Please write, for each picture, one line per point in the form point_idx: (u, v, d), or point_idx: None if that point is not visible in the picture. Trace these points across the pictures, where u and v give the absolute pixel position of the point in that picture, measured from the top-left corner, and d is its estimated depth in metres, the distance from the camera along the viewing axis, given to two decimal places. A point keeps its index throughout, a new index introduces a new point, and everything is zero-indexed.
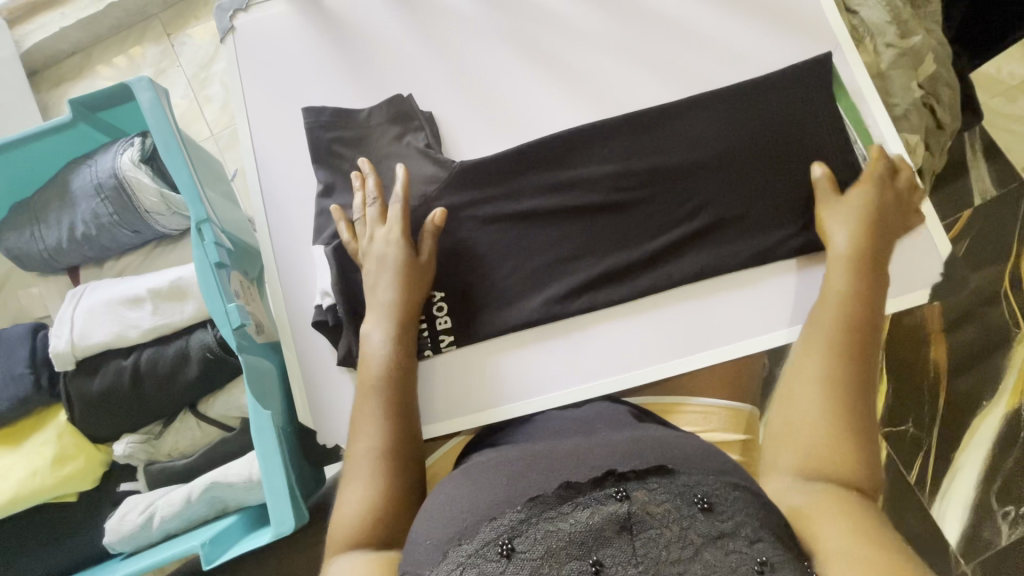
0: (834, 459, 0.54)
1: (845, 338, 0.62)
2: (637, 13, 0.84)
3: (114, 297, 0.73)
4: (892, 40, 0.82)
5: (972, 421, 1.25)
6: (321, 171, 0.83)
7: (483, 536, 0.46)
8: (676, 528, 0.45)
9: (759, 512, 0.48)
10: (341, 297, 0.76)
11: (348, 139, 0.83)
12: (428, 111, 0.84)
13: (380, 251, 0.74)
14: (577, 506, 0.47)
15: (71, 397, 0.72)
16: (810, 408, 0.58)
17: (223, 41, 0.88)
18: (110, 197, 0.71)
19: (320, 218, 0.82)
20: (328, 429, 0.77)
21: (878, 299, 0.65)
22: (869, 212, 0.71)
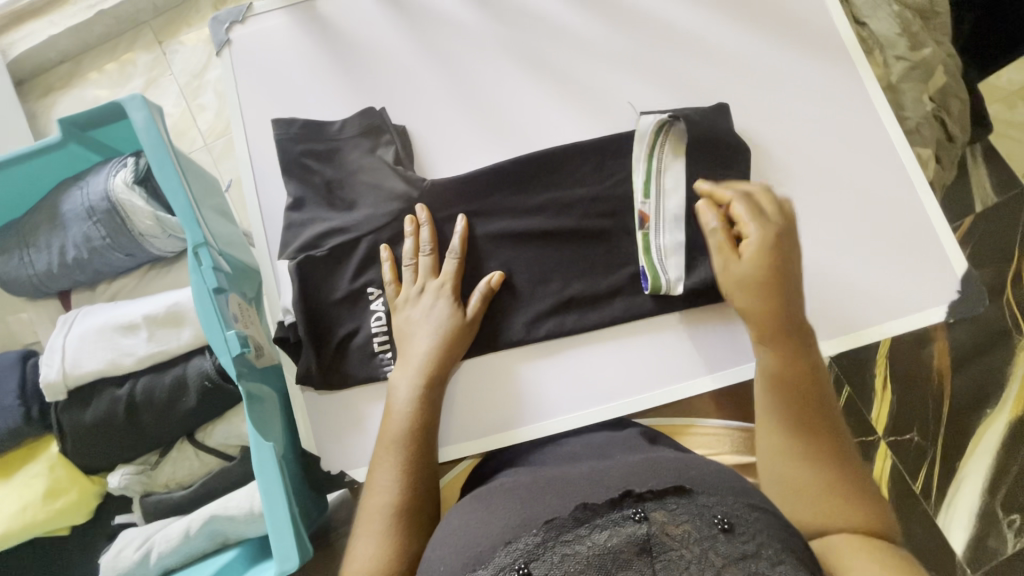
0: (839, 507, 0.55)
1: (789, 397, 0.62)
2: (644, 24, 0.83)
3: (107, 323, 0.70)
4: (903, 52, 0.82)
5: (976, 430, 1.25)
6: (290, 185, 0.79)
7: (499, 561, 0.45)
8: (696, 549, 0.44)
9: (777, 532, 0.48)
10: (303, 317, 0.74)
11: (319, 153, 0.80)
12: (400, 125, 0.82)
13: (426, 305, 0.72)
14: (595, 528, 0.47)
15: (63, 429, 0.70)
16: (799, 479, 0.58)
17: (220, 54, 0.86)
18: (102, 221, 0.69)
19: (286, 233, 0.78)
20: (330, 454, 0.75)
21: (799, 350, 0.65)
22: (773, 256, 0.67)
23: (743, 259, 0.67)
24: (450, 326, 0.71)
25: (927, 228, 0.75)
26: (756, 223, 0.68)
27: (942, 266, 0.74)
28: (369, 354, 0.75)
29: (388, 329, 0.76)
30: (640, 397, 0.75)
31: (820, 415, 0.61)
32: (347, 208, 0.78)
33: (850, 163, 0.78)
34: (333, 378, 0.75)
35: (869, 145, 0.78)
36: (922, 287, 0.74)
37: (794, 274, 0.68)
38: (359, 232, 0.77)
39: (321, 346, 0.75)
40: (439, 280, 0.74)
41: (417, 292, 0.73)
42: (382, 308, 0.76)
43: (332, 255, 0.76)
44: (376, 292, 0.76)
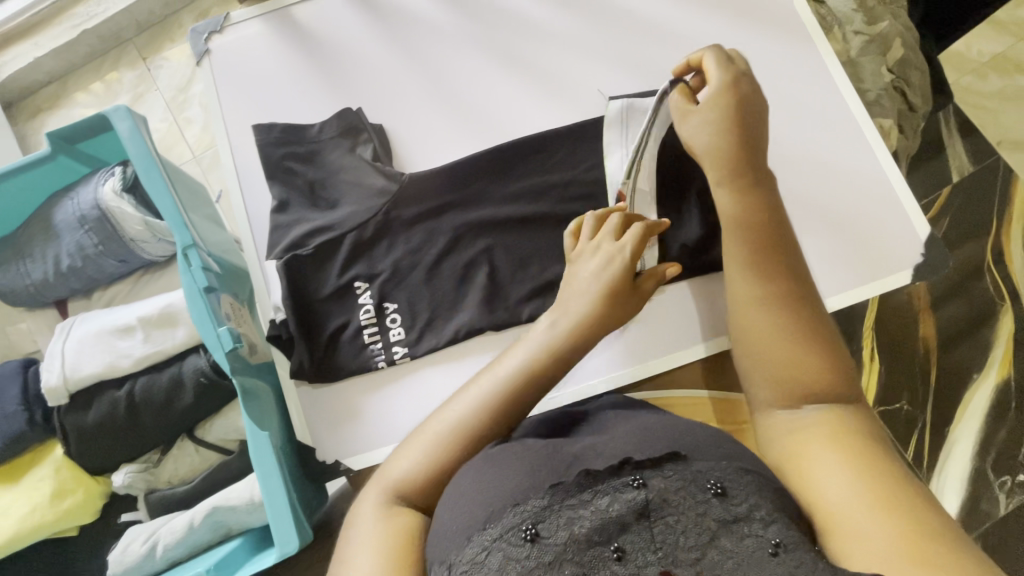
0: (814, 383, 0.56)
1: (756, 243, 0.63)
2: (609, 14, 0.86)
3: (104, 327, 0.73)
4: (859, 27, 0.85)
5: (963, 395, 1.27)
6: (275, 187, 0.82)
7: (507, 522, 0.47)
8: (692, 515, 0.47)
9: (773, 497, 0.49)
10: (294, 313, 0.77)
11: (300, 155, 0.83)
12: (378, 123, 0.84)
13: (601, 262, 0.67)
14: (598, 493, 0.48)
15: (66, 431, 0.72)
16: (767, 333, 0.60)
17: (200, 64, 0.88)
18: (93, 228, 0.71)
19: (273, 234, 0.80)
20: (327, 445, 0.77)
21: (770, 198, 0.65)
22: (733, 105, 0.66)
23: (700, 105, 0.67)
24: (614, 279, 0.65)
25: (890, 195, 0.78)
26: (717, 74, 0.67)
27: (907, 230, 0.77)
28: (359, 346, 0.78)
29: (376, 321, 0.78)
30: (629, 370, 0.79)
31: (785, 260, 0.63)
32: (330, 207, 0.81)
33: (814, 137, 0.81)
34: (325, 370, 0.77)
35: (830, 118, 0.81)
36: (888, 253, 0.77)
37: (756, 121, 0.66)
38: (344, 228, 0.79)
39: (312, 341, 0.77)
40: (619, 244, 0.67)
41: (594, 247, 0.69)
42: (370, 301, 0.79)
43: (319, 253, 0.79)
44: (363, 286, 0.79)
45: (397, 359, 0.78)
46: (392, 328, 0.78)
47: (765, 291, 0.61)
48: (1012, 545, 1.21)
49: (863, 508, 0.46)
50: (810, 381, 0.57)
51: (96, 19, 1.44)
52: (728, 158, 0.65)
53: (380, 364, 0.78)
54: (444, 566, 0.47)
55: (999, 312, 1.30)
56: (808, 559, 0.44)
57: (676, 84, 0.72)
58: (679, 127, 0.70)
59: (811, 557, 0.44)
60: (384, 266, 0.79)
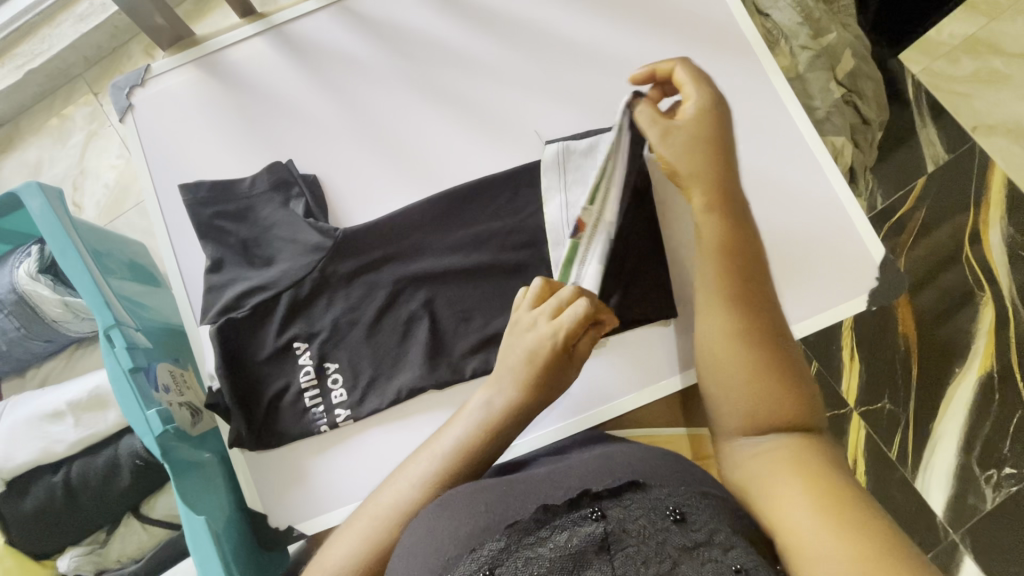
0: (779, 410, 0.56)
1: (729, 265, 0.61)
2: (545, 42, 0.82)
3: (34, 413, 0.71)
4: (806, 41, 0.81)
5: (945, 392, 1.25)
6: (207, 247, 0.79)
7: (463, 569, 0.45)
8: (652, 543, 0.46)
9: (729, 519, 0.50)
10: (229, 383, 0.74)
11: (229, 213, 0.79)
12: (310, 174, 0.81)
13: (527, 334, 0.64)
14: (556, 529, 0.48)
15: (6, 520, 0.70)
16: (735, 363, 0.58)
17: (124, 121, 0.85)
18: (13, 312, 0.69)
19: (208, 297, 0.78)
20: (279, 510, 0.76)
21: (740, 219, 0.64)
22: (710, 123, 0.65)
23: (682, 121, 0.65)
24: (545, 356, 0.62)
25: (839, 224, 0.75)
26: (699, 91, 0.65)
27: (834, 276, 0.74)
28: (301, 410, 0.76)
29: (318, 382, 0.76)
30: (605, 407, 0.75)
31: (754, 286, 0.61)
32: (265, 265, 0.78)
33: (764, 160, 0.77)
34: (267, 437, 0.76)
35: (778, 140, 0.77)
36: (844, 279, 0.74)
37: (732, 146, 0.66)
38: (278, 287, 0.76)
39: (251, 409, 0.75)
40: (552, 324, 0.63)
41: (529, 321, 0.65)
42: (310, 361, 0.76)
43: (254, 315, 0.76)
44: (302, 346, 0.77)
45: (340, 422, 0.76)
46: (333, 390, 0.76)
47: (736, 318, 0.59)
48: (1001, 539, 1.20)
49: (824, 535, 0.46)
50: (776, 412, 0.56)
51: (43, 57, 1.40)
52: (710, 182, 0.63)
53: (323, 427, 0.76)
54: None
55: (980, 304, 1.27)
56: None
57: (640, 95, 0.67)
58: (661, 142, 0.65)
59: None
60: (323, 324, 0.77)
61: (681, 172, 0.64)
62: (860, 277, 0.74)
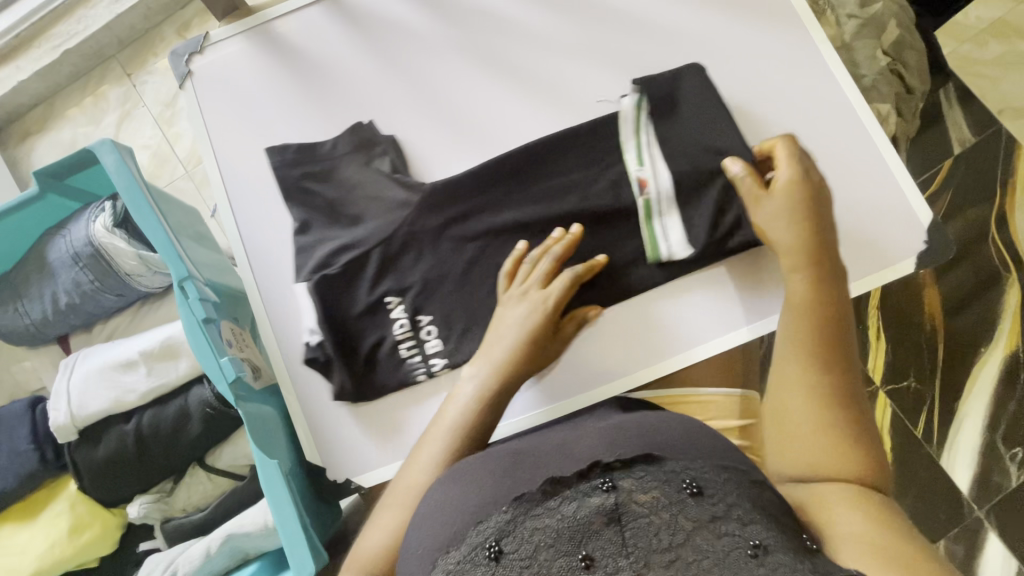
0: (845, 461, 0.55)
1: (814, 321, 0.64)
2: (595, 12, 0.84)
3: (106, 362, 0.73)
4: (852, 10, 0.83)
5: (972, 370, 1.26)
6: (295, 209, 0.83)
7: (472, 541, 0.51)
8: (665, 515, 0.49)
9: (749, 492, 0.52)
10: (330, 334, 0.78)
11: (316, 174, 0.84)
12: (392, 135, 0.84)
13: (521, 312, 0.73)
14: (564, 501, 0.52)
15: (78, 467, 0.73)
16: (805, 413, 0.59)
17: (183, 86, 0.87)
18: (88, 265, 0.71)
19: (298, 256, 0.82)
20: (337, 464, 0.78)
21: (829, 282, 0.66)
22: (801, 194, 0.70)
23: (773, 193, 0.71)
24: (538, 325, 0.72)
25: (886, 188, 0.77)
26: (791, 166, 0.71)
27: (879, 239, 0.76)
28: (398, 361, 0.78)
29: (412, 335, 0.78)
30: (617, 382, 0.78)
31: (840, 347, 0.62)
32: (352, 224, 0.82)
33: (811, 127, 0.79)
34: (368, 389, 0.78)
35: (825, 106, 0.79)
36: (889, 243, 0.76)
37: (827, 227, 0.69)
38: (368, 244, 0.80)
39: (351, 359, 0.78)
40: (543, 294, 0.74)
41: (521, 293, 0.74)
42: (404, 315, 0.79)
43: (344, 271, 0.79)
44: (393, 300, 0.79)
45: (437, 371, 0.78)
46: (427, 340, 0.78)
47: (815, 371, 0.61)
48: None
49: (865, 541, 0.48)
50: (841, 465, 0.55)
51: (79, 36, 1.42)
52: (806, 235, 0.68)
53: (421, 376, 0.78)
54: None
55: (1006, 284, 1.28)
56: (788, 560, 0.46)
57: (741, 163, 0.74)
58: (757, 210, 0.72)
59: (790, 559, 0.46)
60: (414, 279, 0.79)
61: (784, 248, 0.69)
62: (907, 240, 0.75)
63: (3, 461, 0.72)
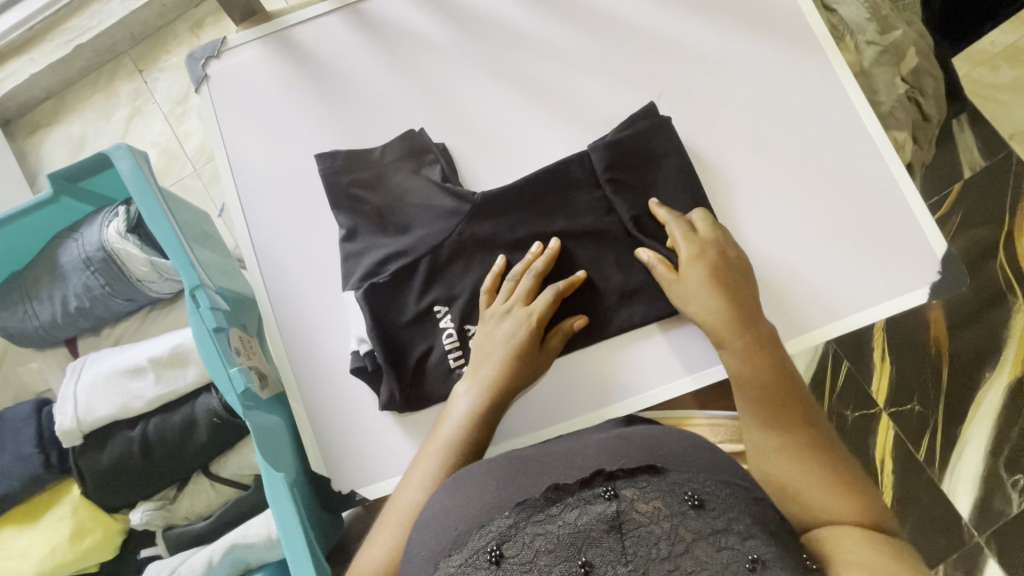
0: (844, 503, 0.55)
1: (758, 398, 0.63)
2: (614, 29, 0.84)
3: (114, 368, 0.72)
4: (873, 37, 0.82)
5: (975, 395, 1.26)
6: (341, 216, 0.81)
7: (473, 545, 0.51)
8: (666, 526, 0.49)
9: (748, 503, 0.53)
10: (380, 345, 0.75)
11: (364, 181, 0.81)
12: (441, 143, 0.83)
13: (508, 328, 0.73)
14: (566, 507, 0.51)
15: (82, 472, 0.72)
16: (793, 473, 0.58)
17: (199, 90, 0.87)
18: (100, 269, 0.71)
19: (346, 264, 0.80)
20: (341, 475, 0.78)
21: (766, 352, 0.66)
22: (708, 264, 0.71)
23: (681, 276, 0.71)
24: (523, 341, 0.72)
25: (900, 216, 0.77)
26: (687, 241, 0.72)
27: (890, 268, 0.76)
28: (445, 371, 0.78)
29: (460, 345, 0.78)
30: (622, 400, 0.78)
31: (793, 413, 0.62)
32: (401, 232, 0.80)
33: (827, 152, 0.79)
34: (417, 399, 0.77)
35: (841, 131, 0.79)
36: (902, 273, 0.76)
37: (745, 293, 0.70)
38: (417, 253, 0.78)
39: (400, 370, 0.77)
40: (527, 309, 0.73)
41: (504, 310, 0.74)
42: (451, 324, 0.78)
43: (394, 280, 0.78)
44: (442, 309, 0.78)
45: None
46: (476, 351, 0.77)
47: (779, 439, 0.61)
48: None
49: (874, 567, 0.48)
50: (831, 505, 0.55)
51: (92, 32, 1.42)
52: (725, 309, 0.68)
53: None
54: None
55: (1013, 310, 1.27)
56: None
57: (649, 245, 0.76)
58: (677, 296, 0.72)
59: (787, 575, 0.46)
60: (462, 289, 0.78)
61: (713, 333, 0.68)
62: (920, 270, 0.75)
63: (8, 463, 0.72)
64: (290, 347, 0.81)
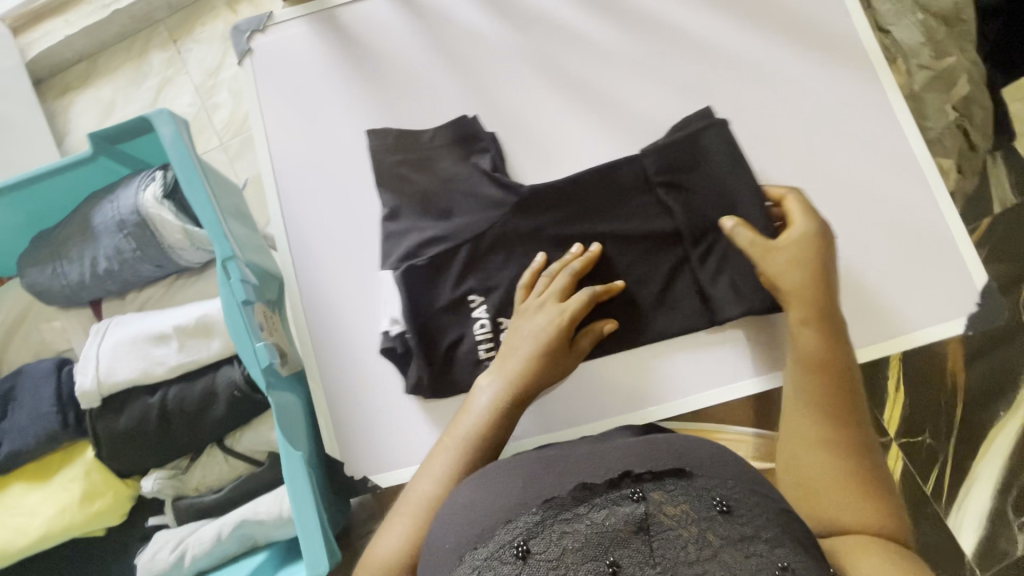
0: (861, 511, 0.54)
1: (820, 379, 0.61)
2: (663, 33, 0.83)
3: (138, 333, 0.72)
4: (925, 61, 0.83)
5: (989, 431, 1.14)
6: (385, 195, 0.80)
7: (499, 539, 0.50)
8: (694, 530, 0.48)
9: (779, 520, 0.50)
10: (414, 327, 0.75)
11: (412, 163, 0.81)
12: (492, 131, 0.82)
13: (538, 325, 0.71)
14: (593, 507, 0.51)
15: (97, 435, 0.72)
16: (823, 466, 0.57)
17: (241, 63, 0.87)
18: (133, 233, 0.70)
19: (387, 244, 0.79)
20: (356, 459, 0.77)
21: (841, 339, 0.64)
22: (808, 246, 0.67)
23: (783, 243, 0.68)
24: (552, 339, 0.70)
25: (941, 243, 0.75)
26: (808, 222, 0.69)
27: (926, 296, 0.75)
28: (476, 361, 0.76)
29: (493, 336, 0.76)
30: (652, 406, 0.78)
31: (849, 405, 0.60)
32: (442, 216, 0.78)
33: (870, 171, 0.78)
34: (446, 386, 0.77)
35: (888, 153, 0.78)
36: (939, 300, 0.75)
37: (834, 277, 0.68)
38: (458, 238, 0.76)
39: (432, 356, 0.76)
40: (559, 306, 0.72)
41: (537, 305, 0.73)
42: (485, 316, 0.76)
43: (432, 265, 0.76)
44: (478, 299, 0.76)
45: None
46: None
47: (823, 427, 0.59)
48: None
49: None
50: (857, 516, 0.54)
51: None
52: (816, 285, 0.65)
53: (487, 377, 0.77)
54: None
55: None
56: None
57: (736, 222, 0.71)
58: (766, 260, 0.68)
59: None
60: (501, 278, 0.77)
61: (794, 307, 0.66)
62: (957, 299, 0.74)
63: (26, 419, 0.72)
64: (314, 327, 0.81)
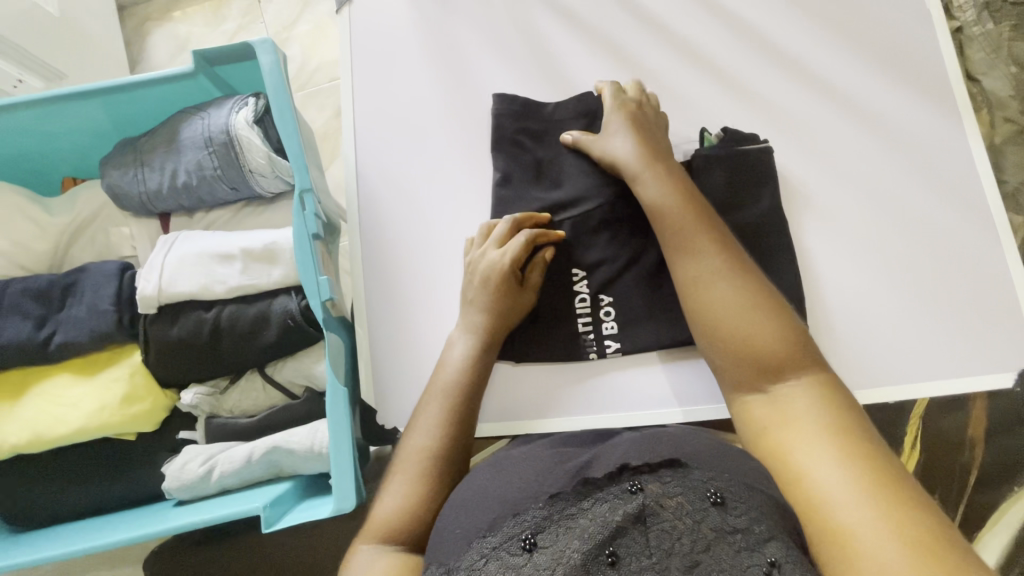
0: (781, 370, 0.55)
1: (695, 261, 0.64)
2: (757, 46, 0.85)
3: (206, 251, 0.74)
4: (1012, 115, 0.84)
5: (990, 514, 1.04)
6: (499, 158, 0.82)
7: (506, 531, 0.47)
8: (688, 520, 0.44)
9: (775, 515, 0.46)
10: None
11: (533, 131, 0.83)
12: None
13: (486, 268, 0.73)
14: (596, 501, 0.47)
15: (147, 340, 0.74)
16: (727, 332, 0.59)
17: (339, 12, 0.90)
18: (218, 151, 0.72)
19: (497, 206, 0.81)
20: (388, 411, 0.79)
21: (706, 218, 0.66)
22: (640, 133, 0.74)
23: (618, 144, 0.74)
24: (499, 280, 0.72)
25: (1000, 292, 0.75)
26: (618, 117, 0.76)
27: (975, 341, 0.74)
28: (573, 334, 0.78)
29: (591, 313, 0.78)
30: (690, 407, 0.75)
31: (731, 276, 0.62)
32: (555, 187, 0.81)
33: (940, 211, 0.78)
34: (534, 351, 0.78)
35: (961, 197, 0.78)
36: (993, 349, 0.74)
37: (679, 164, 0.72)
38: (569, 211, 0.79)
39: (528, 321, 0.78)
40: (499, 252, 0.73)
41: (481, 253, 0.74)
42: (586, 290, 0.78)
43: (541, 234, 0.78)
44: (580, 275, 0.78)
45: (607, 354, 0.77)
46: (605, 322, 0.77)
47: (712, 301, 0.61)
48: None
49: (846, 493, 0.44)
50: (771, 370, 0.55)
51: None
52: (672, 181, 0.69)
53: (591, 355, 0.77)
54: (442, 568, 0.47)
55: None
56: None
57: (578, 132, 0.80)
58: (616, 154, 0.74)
59: None
60: (600, 256, 0.78)
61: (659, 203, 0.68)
62: (1010, 350, 0.74)
63: (83, 313, 0.74)
64: (366, 279, 0.83)
